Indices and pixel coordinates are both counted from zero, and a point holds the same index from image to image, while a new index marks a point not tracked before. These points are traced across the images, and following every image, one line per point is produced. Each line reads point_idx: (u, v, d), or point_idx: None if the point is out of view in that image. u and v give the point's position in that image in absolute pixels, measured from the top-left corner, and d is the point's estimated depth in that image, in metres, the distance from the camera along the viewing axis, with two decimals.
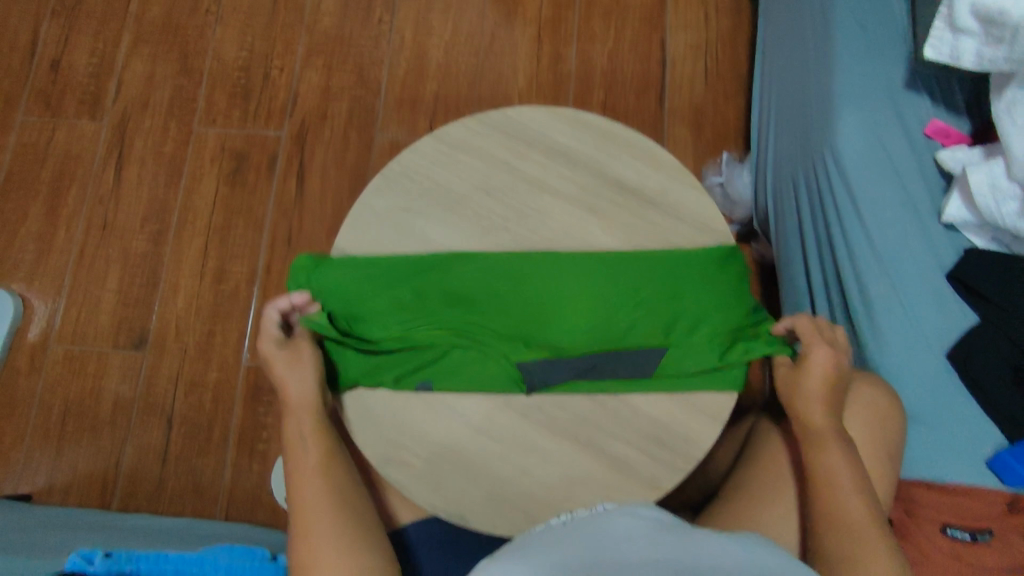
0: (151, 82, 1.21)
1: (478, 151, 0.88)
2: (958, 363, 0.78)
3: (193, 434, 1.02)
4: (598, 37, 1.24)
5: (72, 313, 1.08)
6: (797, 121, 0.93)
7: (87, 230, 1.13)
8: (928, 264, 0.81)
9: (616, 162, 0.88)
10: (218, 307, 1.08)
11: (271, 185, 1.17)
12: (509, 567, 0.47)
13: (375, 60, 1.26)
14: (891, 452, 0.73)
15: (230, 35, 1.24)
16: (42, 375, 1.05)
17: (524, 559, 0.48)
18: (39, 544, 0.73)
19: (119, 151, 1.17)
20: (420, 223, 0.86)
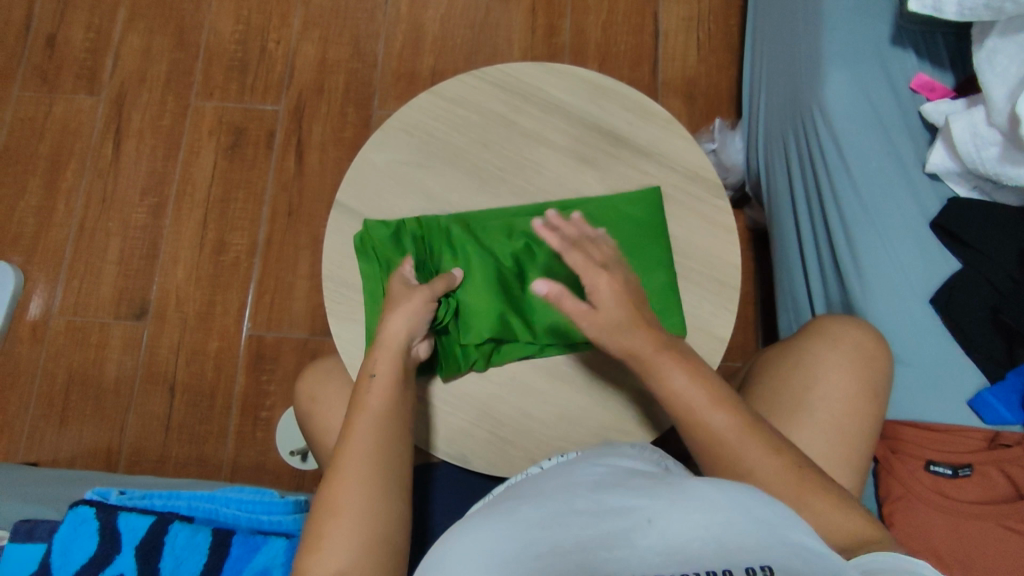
0: (147, 56, 1.26)
1: (476, 107, 0.73)
2: (941, 307, 0.68)
3: (197, 401, 1.10)
4: (593, 8, 1.25)
5: (73, 286, 1.16)
6: (786, 78, 0.86)
7: (86, 204, 1.20)
8: (913, 212, 0.72)
9: (609, 116, 0.73)
10: (219, 278, 1.15)
11: (269, 159, 1.20)
12: (482, 526, 0.45)
13: (371, 33, 1.25)
14: (879, 407, 0.64)
15: (226, 9, 1.27)
16: (46, 346, 1.14)
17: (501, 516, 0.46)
18: (31, 490, 0.80)
19: (118, 127, 1.23)
20: (419, 177, 0.72)
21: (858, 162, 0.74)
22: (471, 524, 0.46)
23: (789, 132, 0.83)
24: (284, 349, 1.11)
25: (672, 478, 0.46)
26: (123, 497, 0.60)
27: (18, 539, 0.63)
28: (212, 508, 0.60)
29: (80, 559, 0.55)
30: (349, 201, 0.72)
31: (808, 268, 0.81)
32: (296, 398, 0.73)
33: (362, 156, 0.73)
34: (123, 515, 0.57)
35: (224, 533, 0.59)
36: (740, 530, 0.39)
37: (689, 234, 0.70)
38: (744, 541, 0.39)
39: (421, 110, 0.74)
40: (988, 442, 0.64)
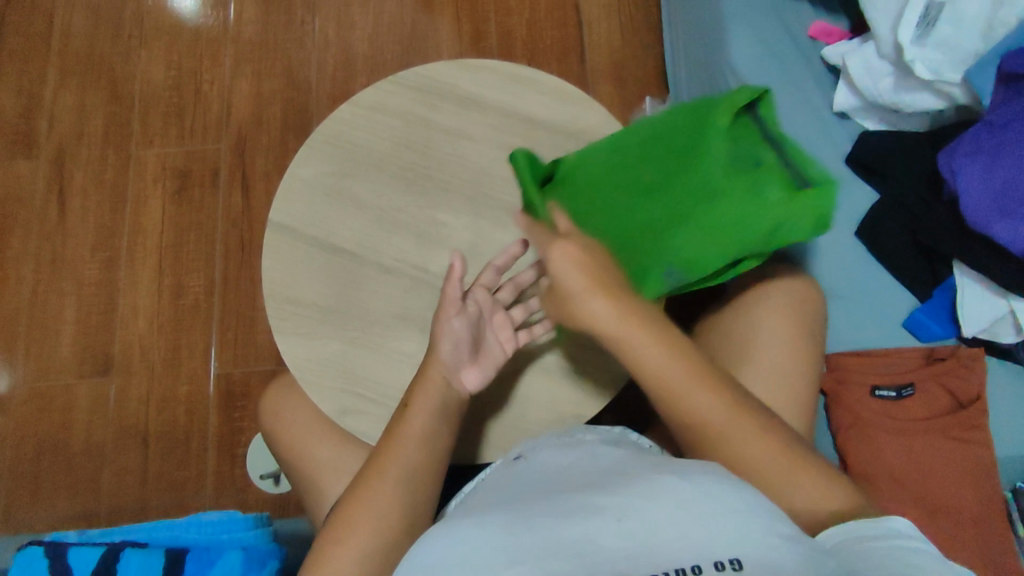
0: (82, 115, 1.26)
1: (397, 111, 0.75)
2: (866, 238, 0.70)
3: (173, 446, 1.10)
4: (515, 8, 1.28)
5: (34, 351, 1.16)
6: (697, 44, 0.88)
7: (39, 269, 1.19)
8: (827, 152, 0.75)
9: (526, 102, 0.74)
10: (180, 321, 1.15)
11: (215, 197, 1.21)
12: (461, 529, 0.47)
13: (302, 61, 1.27)
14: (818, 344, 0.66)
15: (156, 58, 1.29)
16: (14, 414, 1.13)
17: (478, 520, 0.47)
18: None
19: (61, 190, 1.23)
20: (349, 185, 0.73)
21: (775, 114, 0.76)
22: (451, 526, 0.48)
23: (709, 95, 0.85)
24: (253, 382, 1.11)
25: (642, 473, 0.48)
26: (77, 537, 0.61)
27: None
28: (169, 533, 0.61)
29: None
30: (283, 218, 0.72)
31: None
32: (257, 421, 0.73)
33: (292, 174, 0.73)
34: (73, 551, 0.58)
35: (177, 554, 0.58)
36: (703, 525, 0.40)
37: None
38: (710, 533, 0.39)
39: (343, 121, 0.75)
40: (925, 360, 0.65)
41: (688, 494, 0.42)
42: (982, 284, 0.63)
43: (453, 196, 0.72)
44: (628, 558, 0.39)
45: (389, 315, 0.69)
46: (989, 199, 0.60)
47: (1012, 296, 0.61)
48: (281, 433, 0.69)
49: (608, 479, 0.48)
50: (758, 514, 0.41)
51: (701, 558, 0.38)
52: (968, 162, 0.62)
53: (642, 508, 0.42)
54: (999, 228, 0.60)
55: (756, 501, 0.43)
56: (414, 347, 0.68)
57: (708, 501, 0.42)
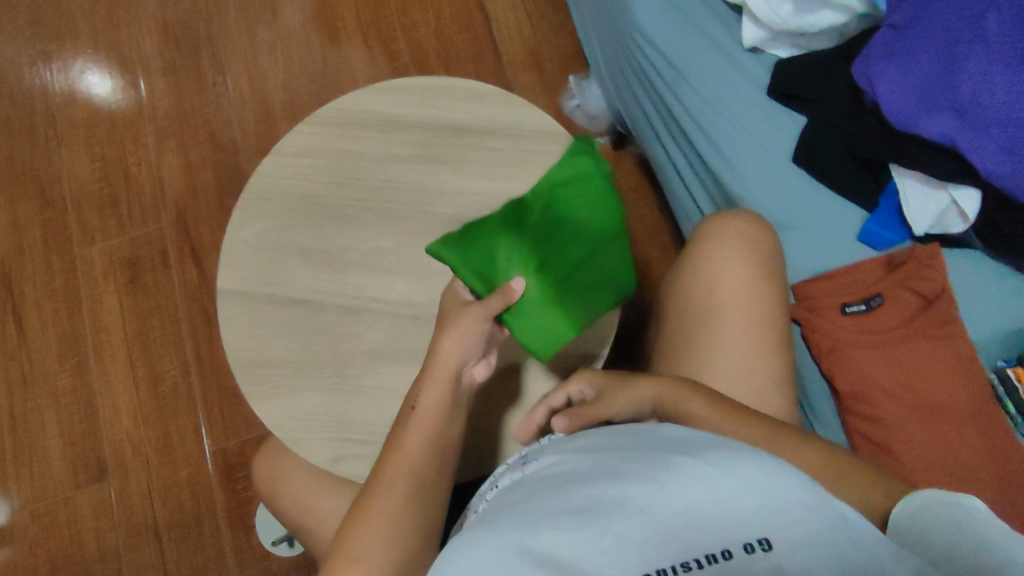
0: (17, 227, 1.24)
1: (320, 149, 0.72)
2: (805, 164, 0.71)
3: (186, 534, 1.08)
4: (421, 22, 1.28)
5: (24, 474, 1.13)
6: (601, 13, 0.88)
7: (10, 391, 1.17)
8: (748, 89, 0.75)
9: (445, 111, 0.72)
10: (163, 408, 1.13)
11: (171, 277, 1.20)
12: (480, 531, 0.47)
13: (224, 122, 1.26)
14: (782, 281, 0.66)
15: (78, 153, 1.27)
16: (18, 543, 1.10)
17: (495, 522, 0.47)
18: None
19: (12, 307, 1.20)
20: (292, 236, 0.71)
21: (692, 66, 0.76)
22: (468, 529, 0.48)
23: (627, 59, 0.85)
24: (250, 450, 1.10)
25: (656, 453, 0.48)
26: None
27: None
28: None
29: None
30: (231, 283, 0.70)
31: (688, 177, 0.83)
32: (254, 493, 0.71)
33: (232, 239, 0.71)
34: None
35: None
36: (730, 509, 0.41)
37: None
38: (738, 516, 0.40)
39: (268, 173, 0.73)
40: (886, 268, 0.66)
41: (710, 476, 0.43)
42: (924, 182, 0.63)
43: (394, 220, 0.71)
44: (657, 548, 0.40)
45: (361, 352, 0.68)
46: (912, 97, 0.60)
47: (954, 187, 0.62)
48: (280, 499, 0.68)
49: (621, 461, 0.48)
50: (782, 482, 0.41)
51: (732, 543, 0.39)
52: (883, 68, 0.62)
53: (665, 497, 0.42)
54: (926, 122, 0.59)
55: (778, 466, 0.43)
56: (394, 379, 0.67)
57: (730, 481, 0.42)
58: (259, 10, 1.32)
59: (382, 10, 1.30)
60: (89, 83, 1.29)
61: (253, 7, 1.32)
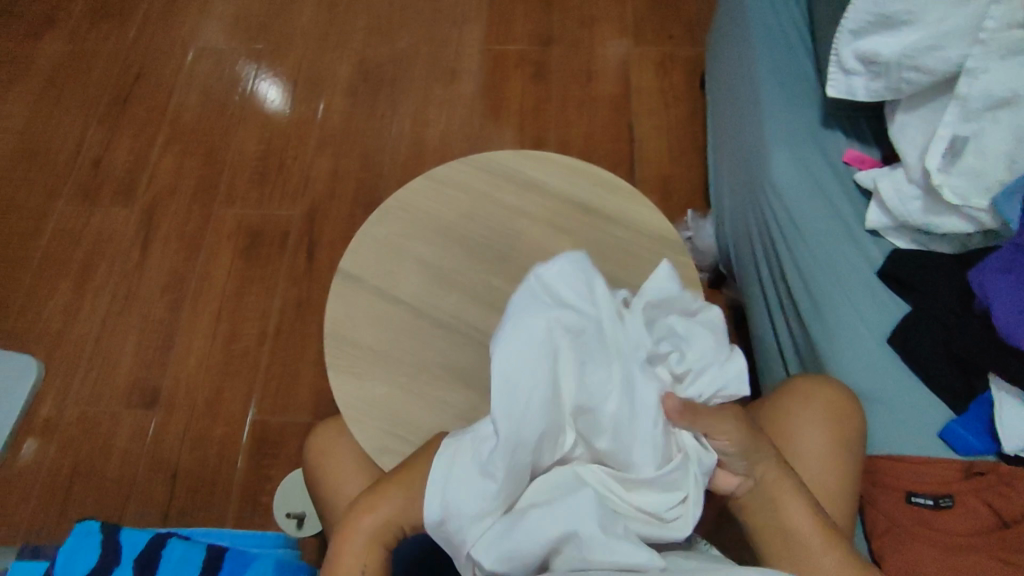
0: (179, 173, 1.44)
1: (466, 188, 0.84)
2: (899, 346, 0.75)
3: (197, 485, 1.13)
4: (572, 123, 1.50)
5: (88, 378, 1.22)
6: (740, 169, 0.99)
7: (111, 302, 1.29)
8: (860, 265, 0.81)
9: (582, 191, 0.83)
10: (229, 364, 1.23)
11: (283, 255, 1.34)
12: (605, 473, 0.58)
13: (380, 148, 1.47)
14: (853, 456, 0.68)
15: (252, 134, 1.49)
16: (57, 436, 1.17)
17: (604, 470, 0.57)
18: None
19: (147, 228, 1.37)
20: (416, 246, 0.80)
21: (812, 230, 0.83)
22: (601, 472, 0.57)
23: (754, 215, 0.93)
24: (287, 434, 1.17)
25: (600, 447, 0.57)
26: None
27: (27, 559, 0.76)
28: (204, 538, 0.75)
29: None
30: (356, 266, 0.79)
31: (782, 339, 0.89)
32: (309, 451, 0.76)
33: (364, 232, 0.81)
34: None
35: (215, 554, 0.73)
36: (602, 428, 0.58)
37: None
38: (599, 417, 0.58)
39: (416, 191, 0.84)
40: (964, 473, 0.68)
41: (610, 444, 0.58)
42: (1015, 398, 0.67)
43: (511, 263, 0.79)
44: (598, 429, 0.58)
45: (437, 364, 0.73)
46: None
47: None
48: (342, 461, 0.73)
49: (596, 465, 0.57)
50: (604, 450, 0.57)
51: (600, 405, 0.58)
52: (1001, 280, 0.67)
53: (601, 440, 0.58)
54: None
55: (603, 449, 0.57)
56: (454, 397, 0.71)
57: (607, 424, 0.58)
58: (441, 71, 1.57)
59: (545, 103, 1.53)
60: (264, 87, 1.54)
61: (439, 71, 1.57)
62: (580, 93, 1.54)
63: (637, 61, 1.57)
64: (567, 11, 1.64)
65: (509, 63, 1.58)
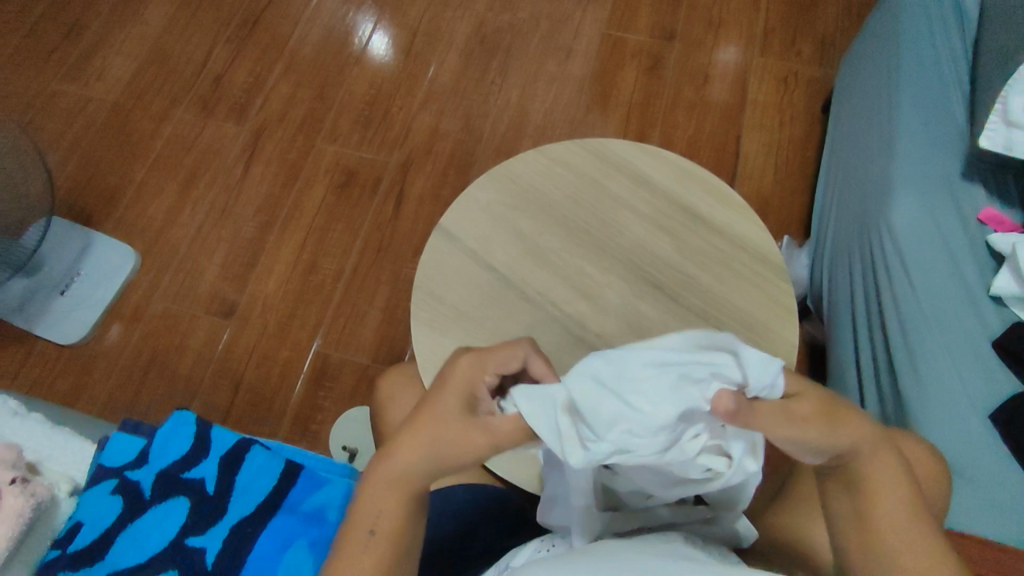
0: (290, 102, 1.48)
1: (575, 170, 0.83)
2: (1000, 424, 0.71)
3: (256, 399, 1.19)
4: (680, 124, 1.47)
5: (176, 279, 1.29)
6: (855, 203, 0.94)
7: (209, 212, 1.36)
8: (972, 330, 0.76)
9: (691, 194, 0.82)
10: (304, 292, 1.27)
11: (372, 200, 1.37)
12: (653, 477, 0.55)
13: (483, 113, 1.48)
14: None
15: (365, 76, 1.51)
16: (140, 326, 1.25)
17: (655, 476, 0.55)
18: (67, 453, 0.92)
19: (252, 150, 1.42)
20: (516, 217, 0.80)
21: (925, 282, 0.79)
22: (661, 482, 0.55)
23: (862, 254, 0.88)
24: (346, 369, 1.21)
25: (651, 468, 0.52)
26: (205, 484, 0.83)
27: (127, 429, 0.88)
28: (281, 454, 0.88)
29: (150, 551, 0.78)
30: (455, 225, 0.80)
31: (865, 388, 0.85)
32: (378, 393, 0.78)
33: (468, 193, 0.82)
34: (191, 541, 0.79)
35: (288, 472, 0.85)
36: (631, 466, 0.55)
37: (768, 320, 0.74)
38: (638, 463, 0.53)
39: (526, 164, 0.84)
40: None
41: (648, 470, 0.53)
42: None
43: (606, 252, 0.78)
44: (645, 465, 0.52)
45: (517, 336, 0.74)
46: None
47: None
48: (408, 409, 0.76)
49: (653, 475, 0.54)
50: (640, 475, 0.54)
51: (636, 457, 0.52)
52: None
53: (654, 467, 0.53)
54: None
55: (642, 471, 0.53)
56: None
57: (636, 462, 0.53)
58: (557, 48, 1.55)
59: (657, 98, 1.49)
60: (374, 35, 1.56)
61: (555, 48, 1.55)
62: (693, 95, 1.49)
63: (760, 72, 1.51)
64: (695, 8, 1.59)
65: (626, 52, 1.55)
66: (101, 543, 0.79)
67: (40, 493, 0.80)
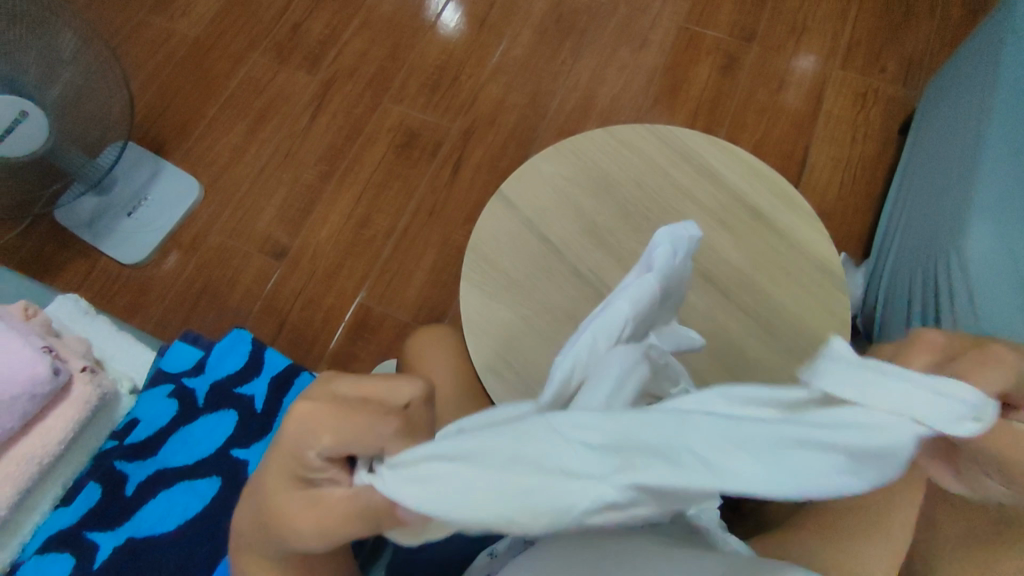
0: (362, 58, 1.50)
1: (641, 154, 0.83)
2: None
3: (298, 340, 1.24)
4: (749, 126, 1.44)
5: (235, 215, 1.33)
6: (927, 227, 0.91)
7: (272, 155, 1.39)
8: None
9: (756, 193, 0.80)
10: (354, 245, 1.30)
11: (430, 164, 1.38)
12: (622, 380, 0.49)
13: (550, 91, 1.47)
14: None
15: (438, 40, 1.52)
16: (196, 256, 1.30)
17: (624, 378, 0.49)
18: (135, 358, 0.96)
19: (320, 101, 1.45)
20: (576, 194, 0.81)
21: (994, 314, 0.74)
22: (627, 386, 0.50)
23: (928, 280, 0.84)
24: (386, 324, 1.24)
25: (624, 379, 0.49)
26: (255, 401, 0.82)
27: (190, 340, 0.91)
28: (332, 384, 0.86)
29: (198, 456, 0.79)
30: (515, 193, 0.81)
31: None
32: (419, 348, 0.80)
33: (531, 163, 0.82)
34: (234, 453, 0.78)
35: None
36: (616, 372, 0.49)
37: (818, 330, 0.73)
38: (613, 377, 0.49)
39: (593, 143, 0.84)
40: None
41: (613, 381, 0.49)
42: None
43: None
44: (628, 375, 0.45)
45: (562, 310, 0.75)
46: None
47: None
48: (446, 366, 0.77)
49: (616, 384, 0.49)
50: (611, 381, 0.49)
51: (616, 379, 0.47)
52: None
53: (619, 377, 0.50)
54: None
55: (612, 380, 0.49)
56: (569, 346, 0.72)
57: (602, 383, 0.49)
58: (632, 35, 1.53)
59: (728, 97, 1.46)
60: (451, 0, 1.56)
61: (630, 34, 1.53)
62: (765, 98, 1.46)
63: (840, 83, 1.46)
64: (780, 10, 1.54)
65: (702, 46, 1.51)
66: (156, 439, 0.81)
67: (106, 385, 0.85)
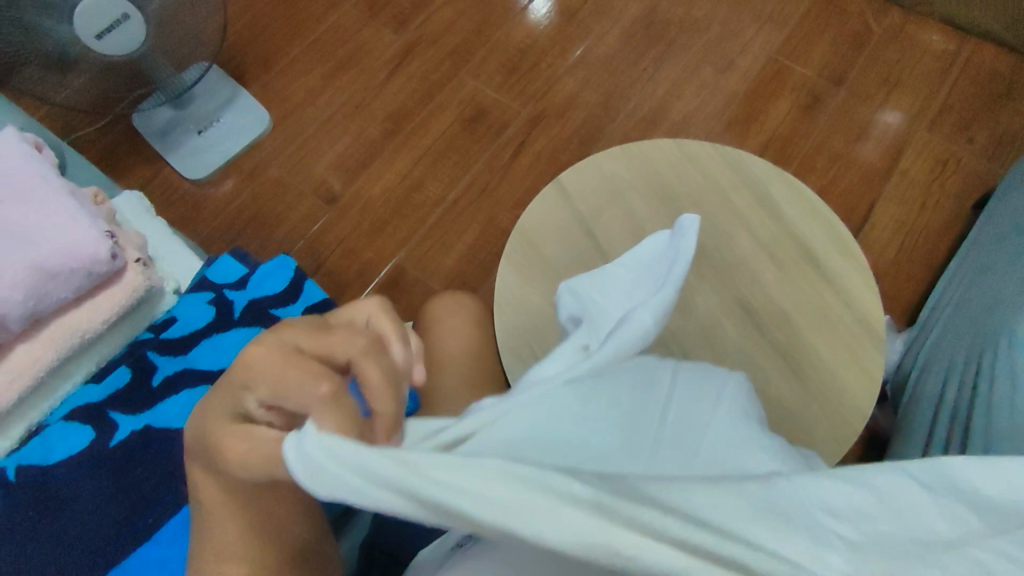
0: (448, 27, 1.51)
1: (704, 172, 0.82)
2: None
3: (331, 285, 1.27)
4: (817, 170, 1.41)
5: (297, 154, 1.37)
6: (983, 305, 0.88)
7: (344, 104, 1.42)
8: None
9: (813, 234, 0.79)
10: (403, 206, 1.32)
11: (493, 143, 1.39)
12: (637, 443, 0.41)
13: (625, 96, 1.46)
14: None
15: (525, 24, 1.52)
16: (253, 184, 1.34)
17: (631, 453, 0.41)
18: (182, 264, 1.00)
19: (399, 61, 1.47)
20: (631, 197, 0.81)
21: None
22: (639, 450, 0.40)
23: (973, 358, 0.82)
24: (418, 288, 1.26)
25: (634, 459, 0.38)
26: None
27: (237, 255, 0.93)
28: None
29: (222, 363, 0.79)
30: (572, 184, 0.82)
31: None
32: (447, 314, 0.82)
33: (594, 159, 0.83)
34: None
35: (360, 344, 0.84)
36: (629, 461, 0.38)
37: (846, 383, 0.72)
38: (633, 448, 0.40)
39: (659, 151, 0.84)
40: None
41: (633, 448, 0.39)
42: None
43: (705, 262, 0.78)
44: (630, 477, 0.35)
45: None
46: None
47: None
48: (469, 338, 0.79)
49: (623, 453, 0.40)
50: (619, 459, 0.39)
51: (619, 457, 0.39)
52: None
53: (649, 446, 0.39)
54: None
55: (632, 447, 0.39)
56: None
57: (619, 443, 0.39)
58: (719, 56, 1.51)
59: (802, 137, 1.43)
60: None
61: (718, 54, 1.51)
62: (841, 145, 1.42)
63: (922, 145, 1.42)
64: (876, 60, 1.50)
65: (787, 81, 1.48)
66: (189, 339, 0.83)
67: (155, 280, 0.89)
